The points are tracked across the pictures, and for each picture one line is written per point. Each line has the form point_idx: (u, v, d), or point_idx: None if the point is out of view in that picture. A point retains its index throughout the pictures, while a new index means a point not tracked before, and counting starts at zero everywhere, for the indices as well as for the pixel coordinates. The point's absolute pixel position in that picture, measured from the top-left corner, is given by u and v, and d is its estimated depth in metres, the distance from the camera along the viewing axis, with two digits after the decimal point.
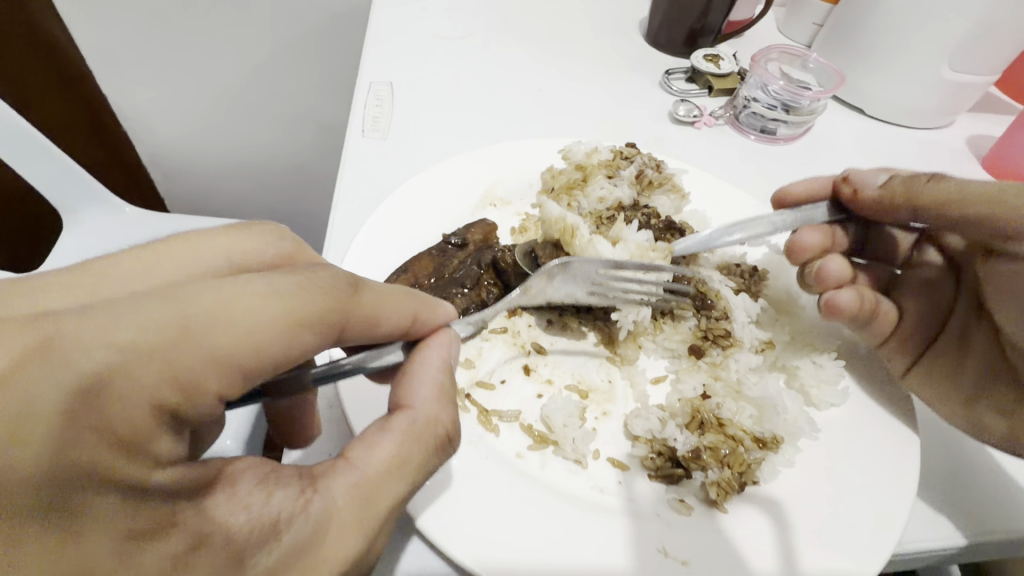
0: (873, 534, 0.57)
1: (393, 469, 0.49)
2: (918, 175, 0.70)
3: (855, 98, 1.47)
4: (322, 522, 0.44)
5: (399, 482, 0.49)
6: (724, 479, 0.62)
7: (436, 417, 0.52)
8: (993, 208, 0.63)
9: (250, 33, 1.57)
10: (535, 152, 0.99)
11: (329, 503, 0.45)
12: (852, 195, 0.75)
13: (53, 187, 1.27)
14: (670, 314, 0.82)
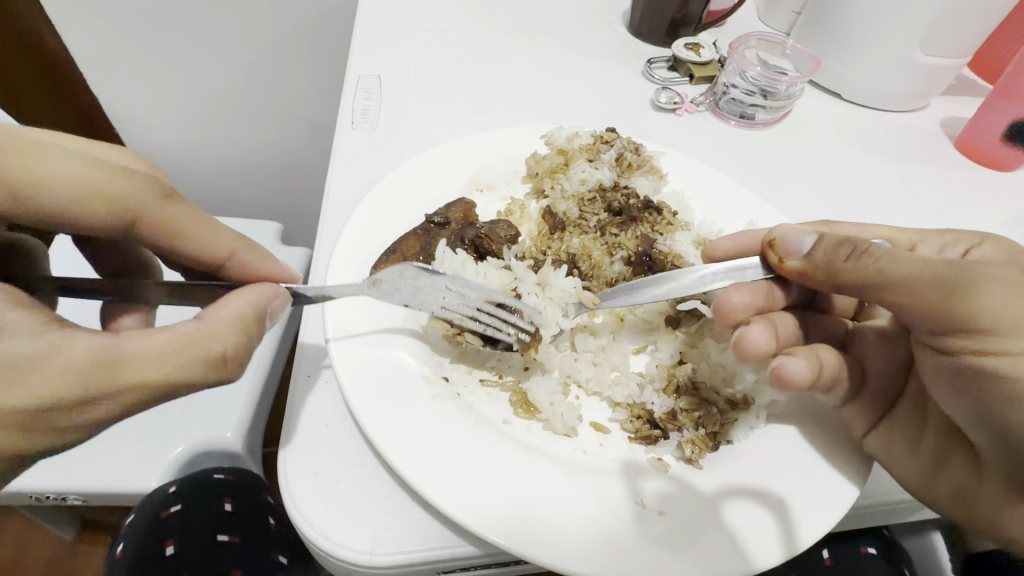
0: (836, 481, 0.62)
1: (148, 358, 0.49)
2: (842, 245, 0.62)
3: (831, 83, 1.51)
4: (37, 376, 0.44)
5: (148, 369, 0.49)
6: (698, 437, 0.67)
7: (221, 339, 0.53)
8: (920, 297, 0.57)
9: (239, 32, 1.58)
10: (519, 139, 1.02)
11: (67, 364, 0.45)
12: (777, 262, 0.69)
13: None
14: None
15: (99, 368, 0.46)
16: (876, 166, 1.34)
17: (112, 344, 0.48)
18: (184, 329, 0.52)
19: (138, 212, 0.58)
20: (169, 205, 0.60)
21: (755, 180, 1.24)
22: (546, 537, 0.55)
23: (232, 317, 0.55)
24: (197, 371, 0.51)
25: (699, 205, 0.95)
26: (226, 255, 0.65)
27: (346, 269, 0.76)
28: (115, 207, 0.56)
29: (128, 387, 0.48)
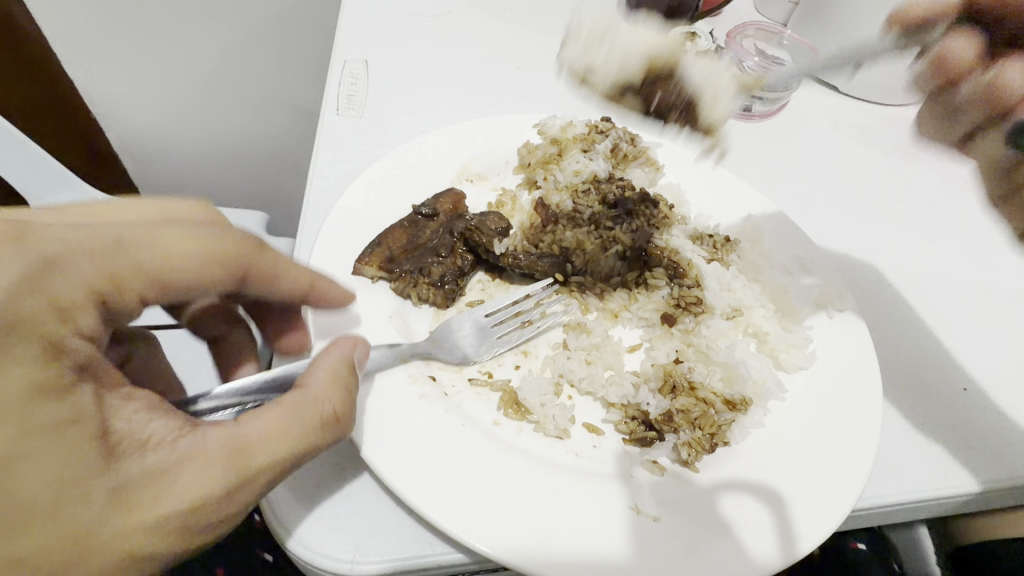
0: (839, 486, 0.59)
1: (263, 438, 0.48)
2: None
3: (828, 74, 1.49)
4: (155, 483, 0.42)
5: (267, 453, 0.48)
6: (695, 440, 0.65)
7: (337, 403, 0.52)
8: None
9: (221, 13, 1.52)
10: (512, 128, 0.98)
11: (178, 460, 0.43)
12: None
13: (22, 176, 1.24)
14: (644, 284, 0.85)
15: (230, 460, 0.45)
16: (872, 160, 1.32)
17: (235, 432, 0.47)
18: (291, 401, 0.51)
19: (238, 266, 0.53)
20: (254, 254, 0.54)
21: (752, 173, 1.22)
22: (536, 547, 0.53)
23: (328, 375, 0.53)
24: (307, 438, 0.50)
25: (695, 199, 0.93)
26: (303, 283, 0.60)
27: (329, 262, 0.72)
28: (114, 289, 0.45)
29: (179, 509, 0.43)
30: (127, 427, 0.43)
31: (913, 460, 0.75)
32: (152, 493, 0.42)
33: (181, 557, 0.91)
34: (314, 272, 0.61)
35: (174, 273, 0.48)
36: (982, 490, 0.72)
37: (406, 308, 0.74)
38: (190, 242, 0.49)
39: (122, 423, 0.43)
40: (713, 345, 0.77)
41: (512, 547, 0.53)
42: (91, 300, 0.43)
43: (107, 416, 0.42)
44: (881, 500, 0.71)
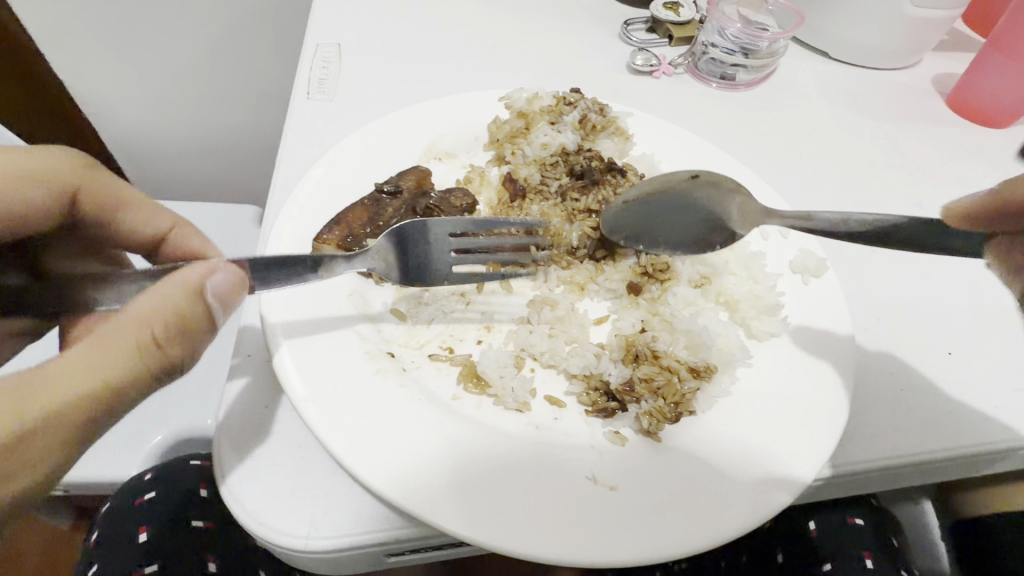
0: (801, 455, 0.58)
1: None
2: None
3: (817, 40, 1.44)
4: None
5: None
6: (657, 409, 0.63)
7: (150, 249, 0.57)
8: None
9: (199, 5, 1.51)
10: (480, 103, 0.96)
11: None
12: None
13: None
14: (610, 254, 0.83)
15: (11, 398, 0.45)
16: (862, 125, 1.27)
17: (43, 368, 0.48)
18: (105, 330, 0.50)
19: (162, 325, 0.51)
20: (194, 305, 0.52)
21: (734, 143, 1.18)
22: (487, 517, 0.52)
23: (159, 294, 0.51)
24: (128, 367, 0.50)
25: (670, 168, 0.91)
26: (241, 284, 0.61)
27: (288, 243, 0.72)
28: (28, 285, 0.52)
29: (12, 434, 0.45)
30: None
31: (894, 426, 0.72)
32: None
33: (172, 550, 0.86)
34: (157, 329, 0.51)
35: (73, 275, 0.51)
36: (957, 455, 0.71)
37: (367, 286, 0.73)
38: (126, 289, 0.50)
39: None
40: (677, 318, 0.75)
41: (462, 519, 0.52)
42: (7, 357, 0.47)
43: None
44: (862, 467, 0.69)
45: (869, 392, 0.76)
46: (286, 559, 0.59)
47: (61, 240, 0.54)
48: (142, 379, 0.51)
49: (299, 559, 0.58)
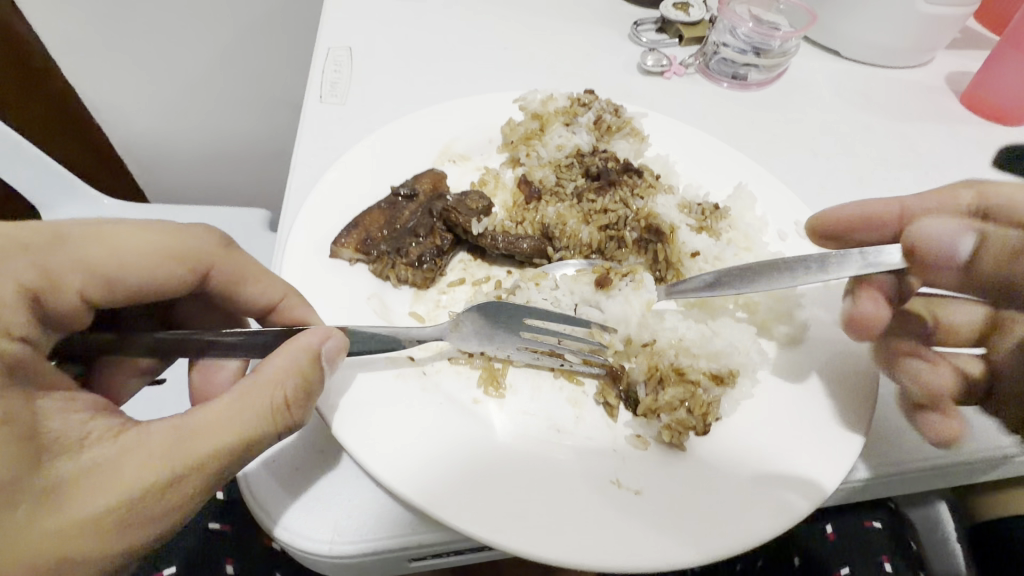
0: (825, 459, 0.58)
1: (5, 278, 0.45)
2: None
3: (828, 39, 1.43)
4: (92, 464, 0.41)
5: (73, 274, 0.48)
6: (678, 422, 0.62)
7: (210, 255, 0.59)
8: None
9: (211, 11, 1.52)
10: (494, 106, 0.96)
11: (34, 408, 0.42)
12: None
13: (32, 187, 1.26)
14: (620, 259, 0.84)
15: (170, 448, 0.43)
16: (875, 124, 1.26)
17: (185, 420, 0.45)
18: (241, 387, 0.49)
19: (203, 264, 0.59)
20: (222, 256, 0.60)
21: (747, 143, 1.18)
22: (511, 522, 0.52)
23: (283, 362, 0.50)
24: (261, 428, 0.48)
25: (685, 169, 0.90)
26: (275, 298, 0.63)
27: (306, 247, 0.72)
28: (47, 286, 0.47)
29: (140, 491, 0.42)
30: (97, 429, 0.44)
31: None
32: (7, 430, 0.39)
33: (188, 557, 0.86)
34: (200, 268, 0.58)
35: (119, 267, 0.52)
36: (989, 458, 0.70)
37: (385, 290, 0.73)
38: (148, 233, 0.54)
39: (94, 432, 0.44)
40: (701, 329, 0.73)
41: (485, 525, 0.51)
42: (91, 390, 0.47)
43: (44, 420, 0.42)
44: (897, 471, 0.68)
45: None
46: (309, 563, 0.59)
47: (113, 241, 0.52)
48: (263, 442, 0.49)
49: (321, 564, 0.58)
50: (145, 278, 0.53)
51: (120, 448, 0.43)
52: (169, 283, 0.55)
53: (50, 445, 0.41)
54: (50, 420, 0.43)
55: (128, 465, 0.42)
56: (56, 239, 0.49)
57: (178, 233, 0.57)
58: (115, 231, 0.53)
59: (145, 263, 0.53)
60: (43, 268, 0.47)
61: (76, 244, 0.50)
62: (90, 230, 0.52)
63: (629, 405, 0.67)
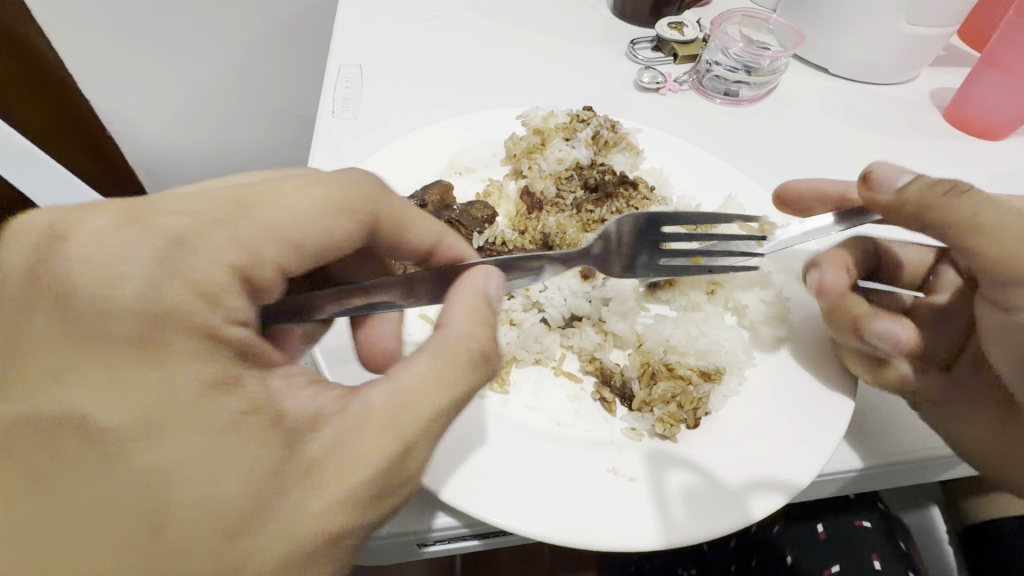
0: (803, 449, 0.63)
1: (132, 278, 0.41)
2: None
3: (817, 57, 1.49)
4: (334, 454, 0.43)
5: (211, 248, 0.43)
6: (669, 415, 0.67)
7: (366, 199, 0.53)
8: None
9: (223, 28, 1.59)
10: (498, 121, 1.02)
11: (259, 404, 0.42)
12: None
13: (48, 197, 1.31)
14: None
15: (396, 421, 0.45)
16: (861, 138, 1.32)
17: (401, 385, 0.47)
18: (435, 345, 0.49)
19: (368, 212, 0.53)
20: (383, 199, 0.55)
21: (738, 157, 1.23)
22: (515, 504, 0.57)
23: (466, 309, 0.51)
24: (466, 380, 0.49)
25: (678, 182, 0.96)
26: (433, 241, 0.60)
27: None
28: (246, 263, 0.45)
29: (370, 477, 0.44)
30: (296, 407, 0.44)
31: (904, 424, 0.76)
32: (221, 454, 0.40)
33: None
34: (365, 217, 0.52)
35: (293, 231, 0.48)
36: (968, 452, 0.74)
37: None
38: (312, 187, 0.50)
39: (289, 404, 0.44)
40: (689, 330, 0.78)
41: (489, 506, 0.56)
42: (231, 276, 0.44)
43: (280, 400, 0.44)
44: (878, 464, 0.73)
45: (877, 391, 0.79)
46: None
47: (263, 205, 0.47)
48: (471, 390, 0.50)
49: None
50: (321, 230, 0.49)
51: (330, 450, 0.43)
52: (336, 236, 0.51)
53: (284, 433, 0.42)
54: (283, 405, 0.44)
55: (341, 457, 0.43)
56: (146, 216, 0.43)
57: (325, 178, 0.51)
58: (273, 188, 0.48)
59: (317, 214, 0.49)
60: (187, 223, 0.44)
61: (218, 200, 0.45)
62: (258, 187, 0.48)
63: (625, 401, 0.71)
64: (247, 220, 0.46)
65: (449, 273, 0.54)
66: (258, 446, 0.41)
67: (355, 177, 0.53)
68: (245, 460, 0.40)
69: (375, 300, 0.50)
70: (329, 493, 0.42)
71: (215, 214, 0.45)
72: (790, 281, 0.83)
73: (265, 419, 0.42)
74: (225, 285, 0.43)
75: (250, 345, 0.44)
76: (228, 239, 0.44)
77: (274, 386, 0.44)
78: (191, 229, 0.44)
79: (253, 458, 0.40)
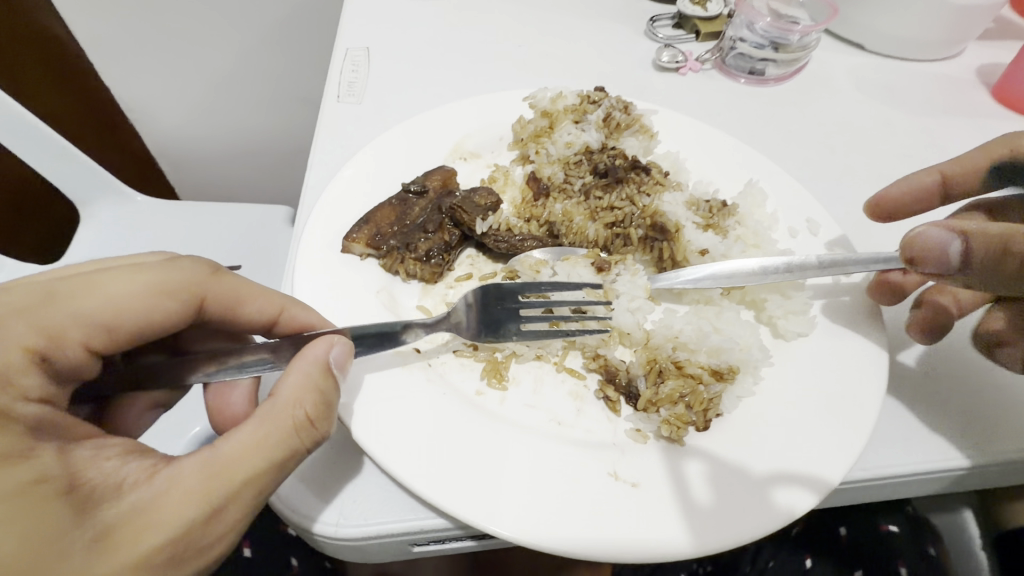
0: (824, 459, 0.58)
1: None
2: None
3: (853, 32, 1.39)
4: (134, 520, 0.42)
5: (14, 339, 0.44)
6: (676, 417, 0.62)
7: (193, 280, 0.55)
8: None
9: (236, 14, 1.57)
10: (506, 104, 0.98)
11: (48, 475, 0.41)
12: None
13: (69, 185, 1.33)
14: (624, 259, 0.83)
15: (206, 484, 0.45)
16: (899, 119, 1.23)
17: (212, 454, 0.46)
18: (259, 414, 0.49)
19: (196, 295, 0.55)
20: (213, 281, 0.57)
21: (762, 140, 1.16)
22: (505, 510, 0.54)
23: (299, 379, 0.51)
24: (287, 445, 0.49)
25: (695, 166, 0.90)
26: (278, 311, 0.62)
27: (316, 242, 0.74)
28: (49, 345, 0.46)
29: (167, 541, 0.42)
30: (99, 474, 0.43)
31: (934, 429, 0.71)
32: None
33: None
34: (193, 298, 0.55)
35: (113, 316, 0.49)
36: (1006, 462, 0.68)
37: (394, 284, 0.76)
38: (138, 276, 0.52)
39: (93, 472, 0.43)
40: (702, 326, 0.74)
41: (480, 513, 0.53)
42: (31, 360, 0.45)
43: (76, 469, 0.43)
44: (906, 471, 0.68)
45: (904, 394, 0.74)
46: (319, 547, 0.61)
47: (81, 296, 0.49)
48: (293, 457, 0.50)
49: (326, 545, 0.60)
50: (149, 313, 0.51)
51: (128, 516, 0.42)
52: (165, 319, 0.53)
53: (74, 500, 0.41)
54: (80, 474, 0.43)
55: (140, 523, 0.42)
56: None
57: (156, 264, 0.54)
58: (91, 276, 0.50)
59: (146, 297, 0.51)
60: None
61: (28, 293, 0.47)
62: (79, 278, 0.50)
63: (630, 400, 0.67)
64: (55, 309, 0.47)
65: (301, 344, 0.56)
66: (45, 513, 0.39)
67: (189, 264, 0.56)
68: (26, 523, 0.38)
69: (246, 364, 0.54)
70: (124, 556, 0.40)
71: (26, 305, 0.46)
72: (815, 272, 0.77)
73: (56, 488, 0.41)
74: (22, 367, 0.44)
75: (46, 418, 0.44)
76: (31, 329, 0.45)
77: (76, 457, 0.44)
78: (1, 314, 0.45)
79: (39, 520, 0.39)
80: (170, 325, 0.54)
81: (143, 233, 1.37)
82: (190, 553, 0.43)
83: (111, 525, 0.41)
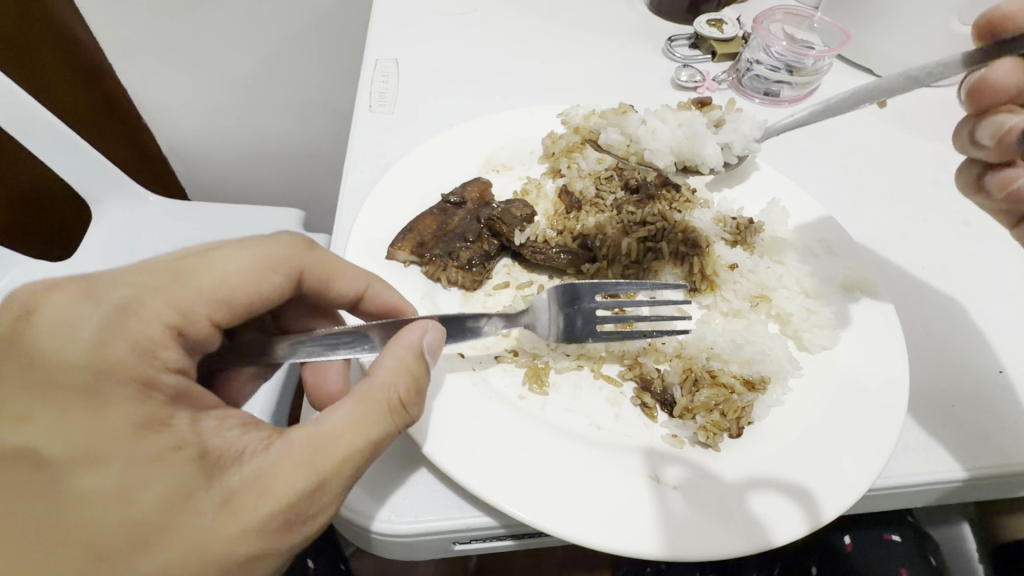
0: (856, 467, 0.61)
1: (68, 331, 0.46)
2: None
3: (862, 58, 1.44)
4: (254, 486, 0.47)
5: (151, 319, 0.49)
6: (712, 424, 0.66)
7: (284, 255, 0.61)
8: None
9: (257, 20, 1.61)
10: (538, 119, 1.01)
11: (187, 439, 0.46)
12: None
13: (88, 182, 1.34)
14: (653, 271, 0.87)
15: (311, 457, 0.49)
16: (908, 141, 1.27)
17: (318, 429, 0.51)
18: (359, 391, 0.54)
19: (295, 269, 0.62)
20: (306, 255, 0.63)
21: (776, 159, 1.20)
22: (556, 511, 0.56)
23: (392, 362, 0.55)
24: (381, 422, 0.53)
25: (718, 184, 0.96)
26: (361, 285, 0.69)
27: (363, 248, 0.77)
28: (181, 319, 0.51)
29: (283, 506, 0.47)
30: (224, 442, 0.48)
31: (938, 442, 0.75)
32: (148, 478, 0.43)
33: None
34: (291, 273, 0.62)
35: (227, 290, 0.56)
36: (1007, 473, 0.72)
37: (435, 291, 0.79)
38: (242, 252, 0.58)
39: (219, 440, 0.48)
40: (734, 338, 0.78)
41: (531, 513, 0.55)
42: (167, 332, 0.50)
43: (208, 436, 0.48)
44: (916, 480, 0.72)
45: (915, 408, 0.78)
46: (362, 541, 0.64)
47: (200, 274, 0.55)
48: (386, 434, 0.54)
49: (373, 542, 0.63)
50: (258, 284, 0.58)
51: (247, 484, 0.47)
52: (270, 292, 0.60)
53: (206, 465, 0.46)
54: (208, 440, 0.47)
55: (258, 489, 0.47)
56: (100, 284, 0.50)
57: (255, 242, 0.60)
58: (203, 255, 0.56)
59: (253, 270, 0.58)
60: (131, 288, 0.50)
61: (155, 273, 0.53)
62: (196, 257, 0.56)
63: (666, 407, 0.70)
64: (186, 290, 0.53)
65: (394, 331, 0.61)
66: (184, 475, 0.45)
67: (281, 242, 0.62)
68: (169, 483, 0.44)
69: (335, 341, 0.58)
70: (245, 520, 0.45)
71: (157, 285, 0.52)
72: (834, 288, 0.81)
73: (192, 454, 0.46)
74: (163, 340, 0.49)
75: (184, 388, 0.49)
76: (165, 307, 0.51)
77: (205, 424, 0.48)
78: (137, 294, 0.50)
79: (177, 482, 0.44)
80: (273, 296, 0.60)
81: (160, 233, 1.38)
82: (299, 520, 0.48)
83: (233, 490, 0.46)
